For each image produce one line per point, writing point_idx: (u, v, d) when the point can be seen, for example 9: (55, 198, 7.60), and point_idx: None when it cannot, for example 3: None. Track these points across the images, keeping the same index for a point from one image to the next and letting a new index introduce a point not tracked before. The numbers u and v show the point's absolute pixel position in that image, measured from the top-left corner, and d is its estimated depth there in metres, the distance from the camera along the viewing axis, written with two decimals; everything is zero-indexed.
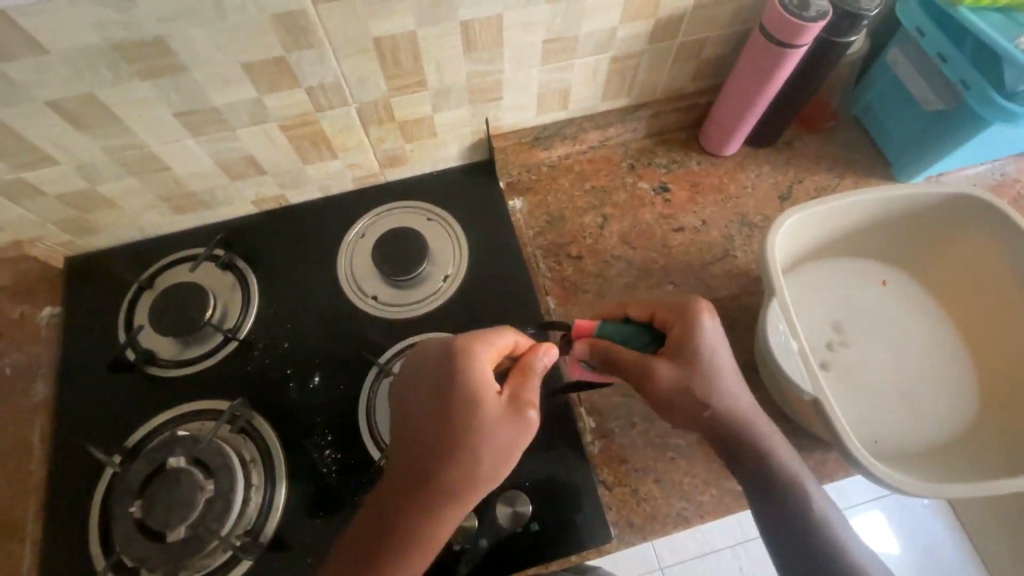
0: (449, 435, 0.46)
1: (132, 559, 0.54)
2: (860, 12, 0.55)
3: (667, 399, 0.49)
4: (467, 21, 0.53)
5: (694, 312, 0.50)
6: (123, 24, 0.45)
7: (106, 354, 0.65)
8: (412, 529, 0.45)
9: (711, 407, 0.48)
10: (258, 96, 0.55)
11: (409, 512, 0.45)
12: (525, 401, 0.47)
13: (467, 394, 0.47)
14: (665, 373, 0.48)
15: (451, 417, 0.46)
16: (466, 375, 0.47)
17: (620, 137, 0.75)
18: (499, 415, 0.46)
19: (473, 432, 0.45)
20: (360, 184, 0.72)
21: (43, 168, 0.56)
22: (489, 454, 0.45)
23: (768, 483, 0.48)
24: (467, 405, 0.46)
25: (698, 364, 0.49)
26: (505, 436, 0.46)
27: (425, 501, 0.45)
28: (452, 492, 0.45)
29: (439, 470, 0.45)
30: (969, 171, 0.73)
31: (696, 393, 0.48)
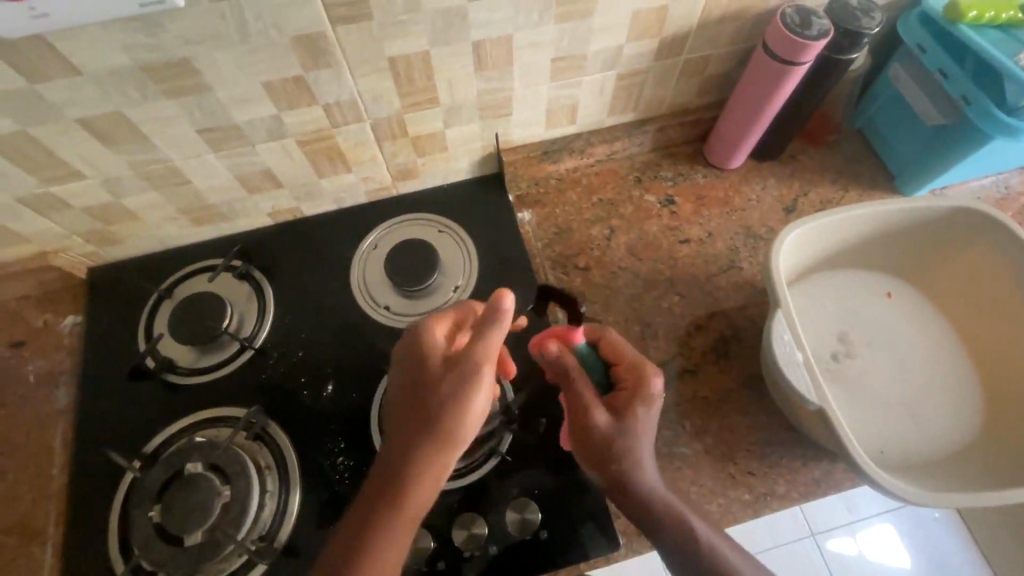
0: (412, 398, 0.49)
1: (150, 564, 0.55)
2: (860, 31, 0.56)
3: (593, 445, 0.50)
4: (479, 41, 0.55)
5: (649, 371, 0.52)
6: (152, 46, 0.47)
7: (126, 362, 0.67)
8: (381, 497, 0.46)
9: (621, 467, 0.49)
10: (277, 113, 0.57)
11: (381, 484, 0.47)
12: (477, 352, 0.48)
13: (418, 356, 0.50)
14: (602, 421, 0.50)
15: (412, 379, 0.50)
16: (418, 342, 0.51)
17: (627, 150, 0.76)
18: (444, 370, 0.49)
19: (427, 388, 0.48)
20: (373, 196, 0.74)
21: (71, 182, 0.58)
22: (438, 410, 0.47)
23: (653, 524, 0.49)
24: (424, 367, 0.49)
25: (633, 421, 0.50)
26: (453, 386, 0.48)
27: (399, 461, 0.47)
28: (419, 447, 0.47)
29: (407, 422, 0.48)
30: (973, 184, 0.74)
31: (610, 446, 0.49)
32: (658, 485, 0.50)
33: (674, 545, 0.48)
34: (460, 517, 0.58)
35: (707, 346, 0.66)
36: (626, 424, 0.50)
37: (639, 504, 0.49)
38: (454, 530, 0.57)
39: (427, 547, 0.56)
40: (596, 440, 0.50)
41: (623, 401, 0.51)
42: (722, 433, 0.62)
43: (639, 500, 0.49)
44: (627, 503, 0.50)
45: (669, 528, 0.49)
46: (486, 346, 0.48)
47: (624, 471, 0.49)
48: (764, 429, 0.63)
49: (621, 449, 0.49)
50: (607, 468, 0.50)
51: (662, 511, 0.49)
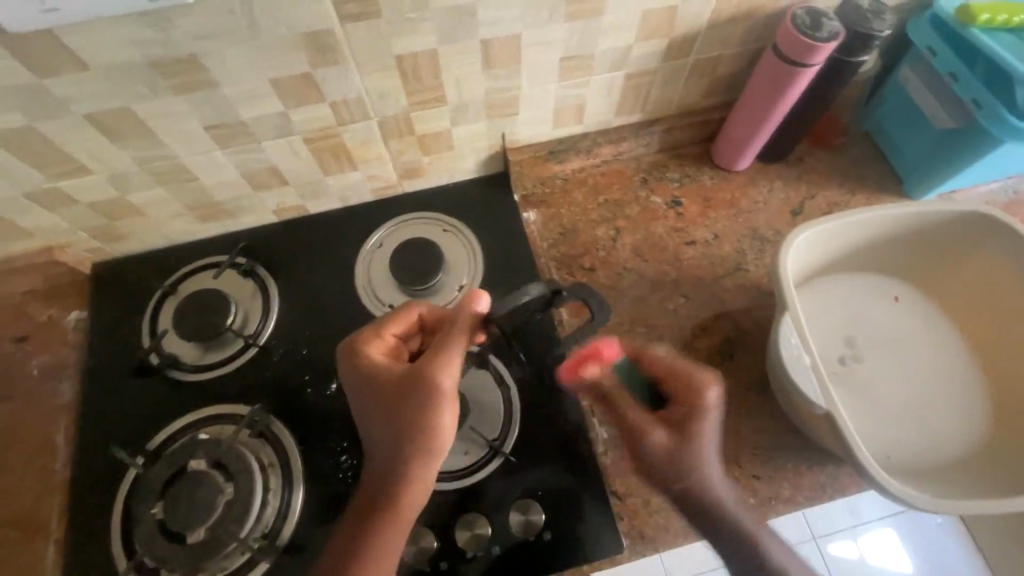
0: (380, 413, 0.50)
1: (153, 560, 0.55)
2: (871, 33, 0.56)
3: (654, 463, 0.52)
4: (487, 40, 0.55)
5: (700, 382, 0.53)
6: (160, 42, 0.47)
7: (130, 358, 0.67)
8: (373, 508, 0.48)
9: (688, 483, 0.51)
10: (285, 110, 0.57)
11: (371, 496, 0.49)
12: (434, 361, 0.50)
13: (376, 376, 0.51)
14: (659, 438, 0.52)
15: (374, 394, 0.51)
16: (371, 359, 0.52)
17: (633, 151, 0.76)
18: (406, 384, 0.50)
19: (394, 404, 0.50)
20: (379, 194, 0.74)
21: (77, 177, 0.58)
22: (411, 421, 0.49)
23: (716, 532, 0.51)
24: (382, 382, 0.51)
25: (691, 435, 0.52)
26: (419, 399, 0.49)
27: (382, 475, 0.49)
28: (400, 456, 0.49)
29: (382, 438, 0.50)
30: (982, 189, 0.73)
31: (676, 462, 0.51)
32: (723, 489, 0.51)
33: (735, 548, 0.50)
34: (463, 517, 0.58)
35: (713, 349, 0.66)
36: (684, 439, 0.52)
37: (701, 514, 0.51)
38: (457, 530, 0.57)
39: (429, 547, 0.56)
40: (658, 458, 0.52)
41: (681, 414, 0.53)
42: (727, 436, 0.62)
43: (704, 512, 0.51)
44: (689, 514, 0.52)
45: (731, 535, 0.50)
46: (444, 355, 0.50)
47: (685, 487, 0.51)
48: (769, 432, 0.62)
49: (681, 469, 0.51)
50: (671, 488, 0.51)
51: (723, 517, 0.50)
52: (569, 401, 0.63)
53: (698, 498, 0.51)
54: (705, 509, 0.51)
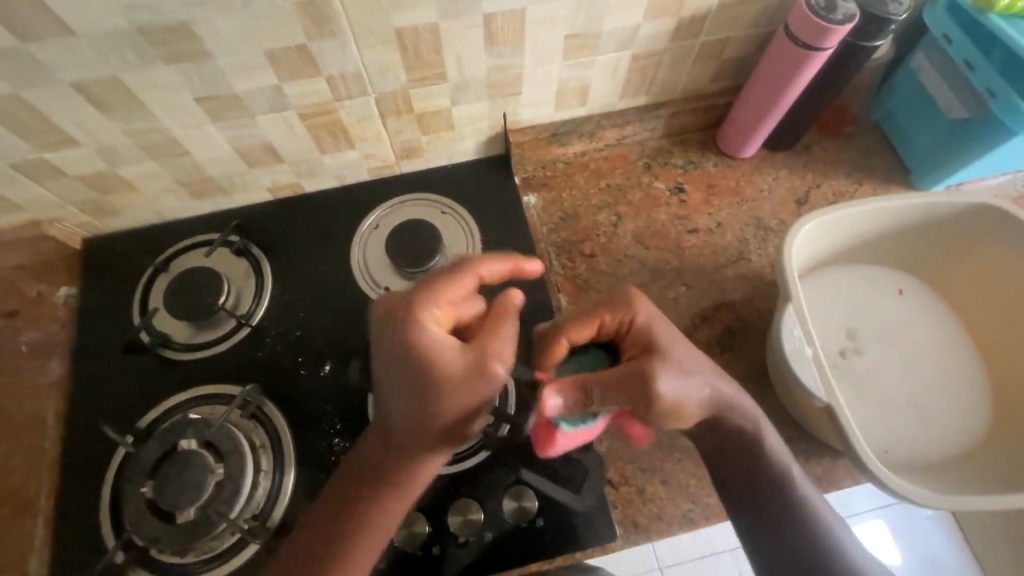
0: (418, 393, 0.45)
1: (142, 539, 0.55)
2: (887, 16, 0.54)
3: (676, 402, 0.46)
4: (490, 14, 0.53)
5: (628, 306, 0.50)
6: (148, 8, 0.45)
7: (120, 336, 0.66)
8: (387, 480, 0.47)
9: (710, 384, 0.49)
10: (279, 84, 0.55)
11: (390, 468, 0.47)
12: (495, 357, 0.46)
13: (435, 358, 0.45)
14: (662, 372, 0.46)
15: (417, 376, 0.45)
16: (426, 333, 0.46)
17: (637, 135, 0.74)
18: (467, 376, 0.45)
19: (443, 395, 0.45)
20: (376, 174, 0.72)
21: (65, 149, 0.56)
22: (452, 416, 0.45)
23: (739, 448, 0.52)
24: (436, 364, 0.45)
25: (663, 342, 0.49)
26: (476, 393, 0.45)
27: (394, 464, 0.47)
28: (429, 444, 0.46)
29: (412, 429, 0.46)
30: (990, 182, 0.72)
31: (692, 382, 0.48)
32: (784, 454, 0.53)
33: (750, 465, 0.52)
34: (455, 502, 0.57)
35: (712, 337, 0.65)
36: (668, 357, 0.47)
37: (760, 471, 0.52)
38: (449, 515, 0.57)
39: (422, 531, 0.56)
40: (674, 396, 0.46)
41: (640, 345, 0.49)
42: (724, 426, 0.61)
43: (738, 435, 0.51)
44: (733, 465, 0.53)
45: (789, 499, 0.51)
46: (505, 353, 0.47)
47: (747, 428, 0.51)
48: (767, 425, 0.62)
49: (738, 409, 0.51)
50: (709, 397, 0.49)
51: (781, 475, 0.51)
52: None
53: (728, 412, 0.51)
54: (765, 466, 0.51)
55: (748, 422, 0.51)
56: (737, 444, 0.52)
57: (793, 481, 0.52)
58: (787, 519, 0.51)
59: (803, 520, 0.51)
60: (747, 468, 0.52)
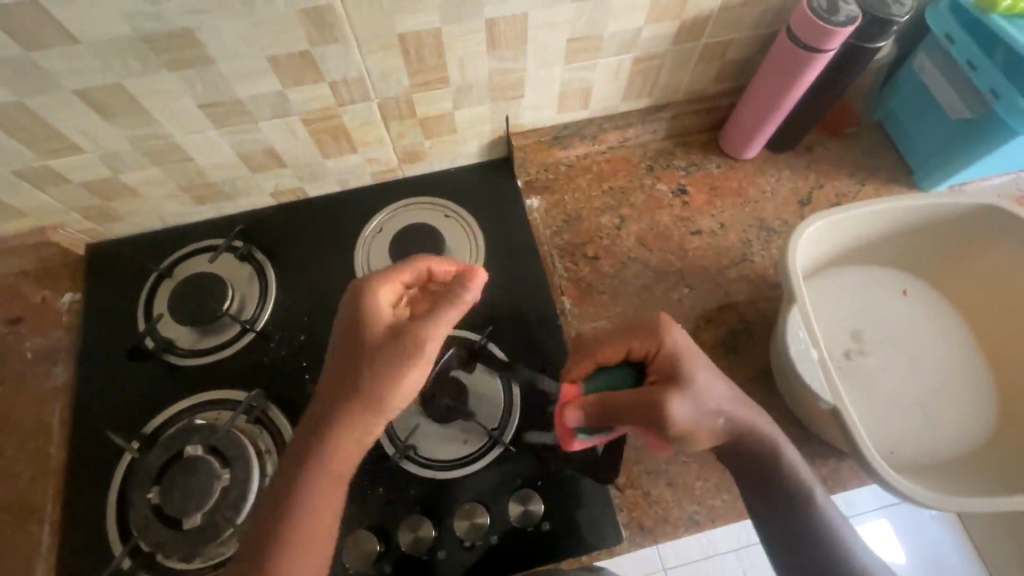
0: (345, 363, 0.45)
1: (148, 545, 0.55)
2: (890, 18, 0.54)
3: (683, 429, 0.47)
4: (493, 18, 0.53)
5: (657, 328, 0.50)
6: (152, 15, 0.45)
7: (125, 341, 0.66)
8: (312, 454, 0.45)
9: (724, 415, 0.48)
10: (282, 89, 0.55)
11: (315, 441, 0.45)
12: (422, 333, 0.45)
13: (361, 328, 0.45)
14: (674, 401, 0.46)
15: (348, 347, 0.46)
16: (365, 307, 0.46)
17: (639, 138, 0.74)
18: (388, 346, 0.45)
19: (365, 362, 0.44)
20: (379, 178, 0.72)
21: (69, 156, 0.56)
22: (372, 383, 0.44)
23: (752, 460, 0.51)
24: (364, 334, 0.45)
25: (688, 368, 0.48)
26: (398, 364, 0.44)
27: (319, 439, 0.45)
28: (347, 414, 0.45)
29: (336, 395, 0.45)
30: (993, 182, 0.72)
31: (706, 411, 0.48)
32: (800, 463, 0.52)
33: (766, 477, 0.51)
34: (462, 507, 0.57)
35: (716, 340, 0.65)
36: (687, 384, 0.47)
37: (777, 482, 0.51)
38: (455, 519, 0.57)
39: (427, 536, 0.56)
40: (682, 424, 0.47)
41: (664, 371, 0.49)
42: None
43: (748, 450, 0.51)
44: (751, 476, 0.52)
45: (806, 508, 0.50)
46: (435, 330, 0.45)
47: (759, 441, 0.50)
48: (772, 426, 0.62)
49: (752, 426, 0.50)
50: (721, 424, 0.48)
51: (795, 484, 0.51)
52: None
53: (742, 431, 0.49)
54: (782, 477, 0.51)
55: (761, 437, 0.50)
56: (753, 457, 0.51)
57: (811, 489, 0.51)
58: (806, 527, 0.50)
59: (825, 528, 0.50)
60: (764, 477, 0.51)
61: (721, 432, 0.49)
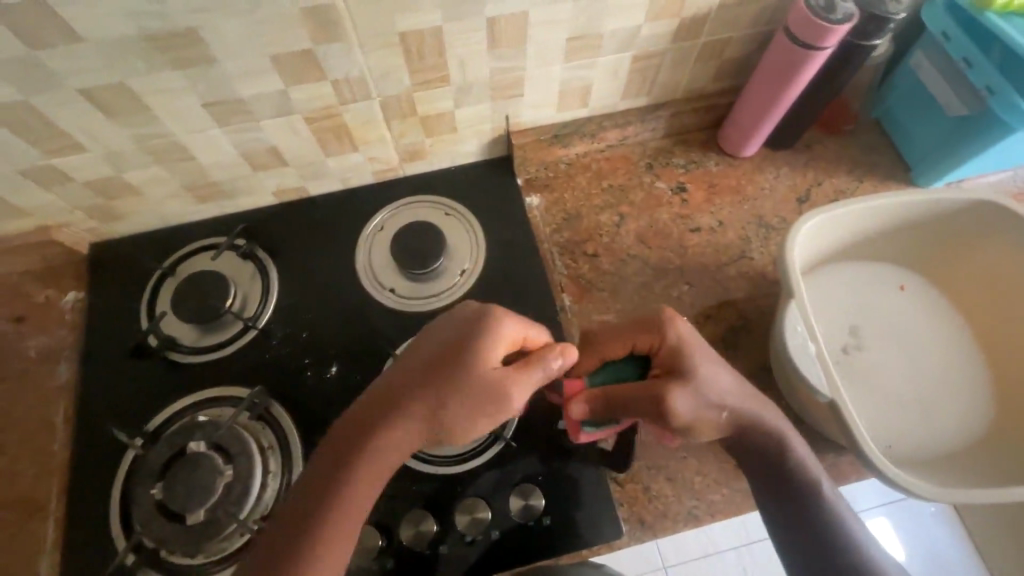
0: (435, 388, 0.47)
1: (152, 541, 0.55)
2: (887, 15, 0.55)
3: (688, 421, 0.48)
4: (493, 17, 0.54)
5: (662, 324, 0.52)
6: (156, 14, 0.45)
7: (128, 339, 0.67)
8: (358, 457, 0.45)
9: (729, 409, 0.49)
10: (284, 88, 0.55)
11: (365, 448, 0.46)
12: (520, 383, 0.48)
13: (473, 360, 0.48)
14: (678, 395, 0.48)
15: (446, 372, 0.47)
16: (481, 341, 0.48)
17: (639, 136, 0.75)
18: (488, 390, 0.47)
19: (456, 396, 0.47)
20: (380, 177, 0.73)
21: (73, 155, 0.57)
22: (452, 418, 0.47)
23: (762, 450, 0.51)
24: (467, 366, 0.47)
25: (693, 361, 0.50)
26: (487, 410, 0.47)
27: (369, 441, 0.46)
28: (412, 434, 0.47)
29: (411, 411, 0.47)
30: (990, 178, 0.73)
31: (711, 404, 0.49)
32: (810, 458, 0.52)
33: (777, 468, 0.51)
34: (463, 501, 0.58)
35: (715, 336, 0.66)
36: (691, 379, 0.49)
37: (787, 473, 0.51)
38: (456, 513, 0.57)
39: (429, 530, 0.57)
40: (686, 417, 0.48)
41: (669, 365, 0.50)
42: None
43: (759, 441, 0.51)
44: (761, 469, 0.52)
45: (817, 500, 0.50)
46: (526, 390, 0.48)
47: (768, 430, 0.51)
48: None
49: (763, 420, 0.50)
50: (727, 417, 0.49)
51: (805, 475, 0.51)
52: None
53: (750, 421, 0.50)
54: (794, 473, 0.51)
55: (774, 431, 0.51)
56: (763, 449, 0.51)
57: (821, 483, 0.51)
58: (818, 521, 0.50)
59: (837, 521, 0.50)
60: (775, 467, 0.51)
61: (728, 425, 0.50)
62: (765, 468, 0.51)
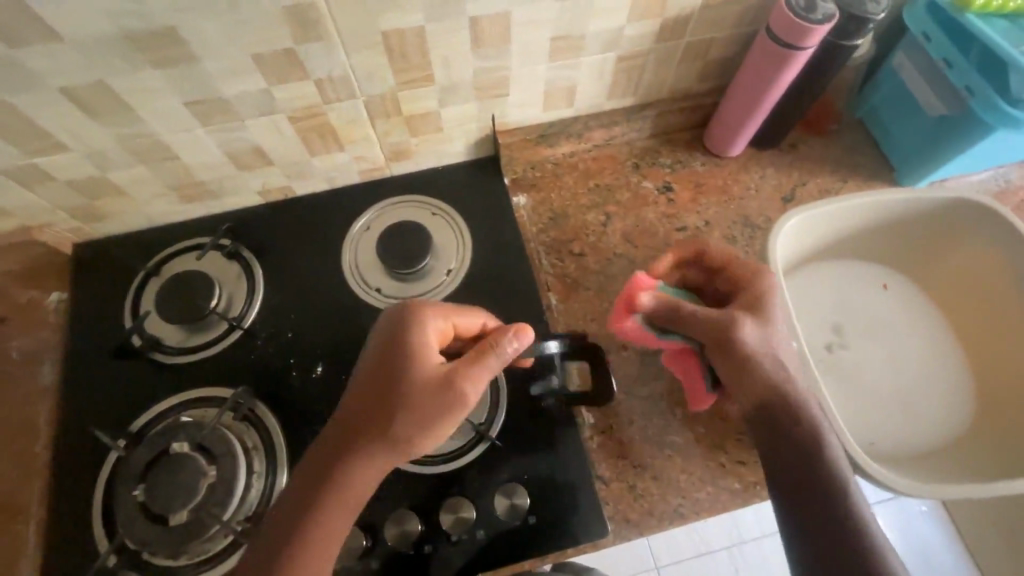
0: (381, 397, 0.48)
1: (134, 542, 0.55)
2: (866, 16, 0.55)
3: (749, 353, 0.51)
4: (476, 17, 0.54)
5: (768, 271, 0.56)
6: (136, 13, 0.45)
7: (112, 340, 0.66)
8: (328, 477, 0.46)
9: (782, 368, 0.51)
10: (267, 87, 0.55)
11: (335, 468, 0.46)
12: (467, 372, 0.48)
13: (410, 362, 0.48)
14: (750, 325, 0.51)
15: (389, 378, 0.48)
16: (413, 341, 0.49)
17: (625, 136, 0.75)
18: (434, 387, 0.47)
19: (405, 400, 0.47)
20: (366, 177, 0.73)
21: (54, 155, 0.56)
22: (409, 419, 0.47)
23: (784, 415, 0.51)
24: (408, 368, 0.48)
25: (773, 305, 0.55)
26: (441, 405, 0.47)
27: (335, 460, 0.47)
28: (375, 447, 0.47)
29: (366, 424, 0.47)
30: (973, 178, 0.73)
31: (771, 351, 0.51)
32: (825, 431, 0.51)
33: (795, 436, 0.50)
34: (448, 501, 0.58)
35: None
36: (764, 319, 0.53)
37: (800, 442, 0.50)
38: (441, 513, 0.57)
39: (413, 531, 0.56)
40: (751, 347, 0.51)
41: (750, 300, 0.55)
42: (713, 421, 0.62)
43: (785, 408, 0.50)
44: (776, 435, 0.50)
45: (828, 473, 0.48)
46: (477, 375, 0.48)
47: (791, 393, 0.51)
48: None
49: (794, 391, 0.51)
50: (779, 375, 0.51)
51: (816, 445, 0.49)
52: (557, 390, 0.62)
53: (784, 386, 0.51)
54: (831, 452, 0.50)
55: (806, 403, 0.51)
56: (785, 415, 0.50)
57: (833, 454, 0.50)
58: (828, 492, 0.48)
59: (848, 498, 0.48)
60: (792, 433, 0.50)
61: (768, 387, 0.51)
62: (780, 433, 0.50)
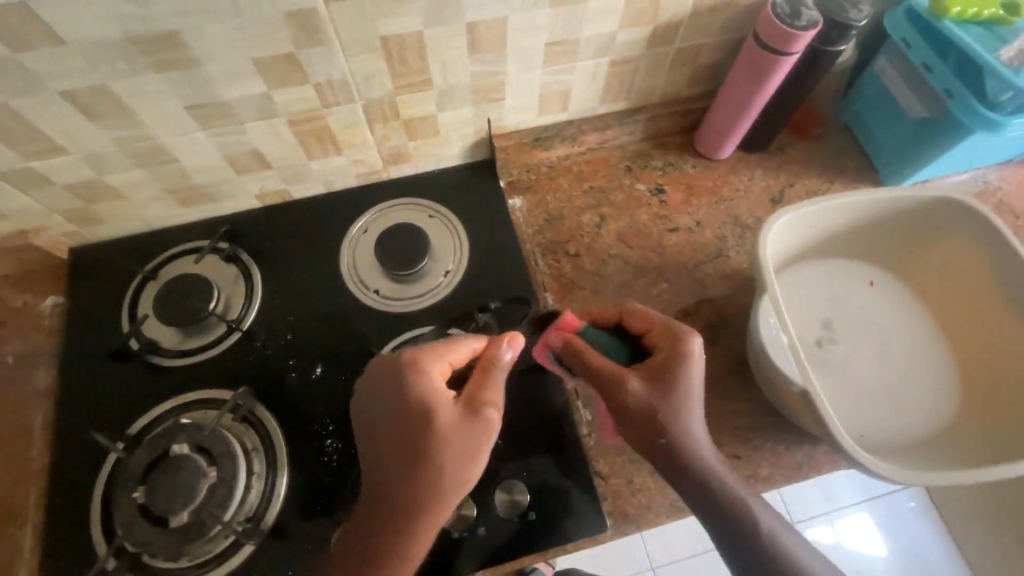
0: (410, 453, 0.48)
1: (134, 544, 0.55)
2: (849, 23, 0.57)
3: (630, 413, 0.50)
4: (473, 23, 0.55)
5: (681, 335, 0.51)
6: (140, 18, 0.46)
7: (109, 343, 0.66)
8: (389, 540, 0.48)
9: (671, 431, 0.49)
10: (267, 91, 0.56)
11: (394, 531, 0.48)
12: (487, 401, 0.50)
13: (429, 416, 0.49)
14: (632, 384, 0.50)
15: (413, 436, 0.49)
16: (422, 394, 0.49)
17: (617, 139, 0.77)
18: (464, 427, 0.48)
19: (443, 449, 0.48)
20: (363, 180, 0.73)
21: (52, 158, 0.57)
22: (453, 459, 0.48)
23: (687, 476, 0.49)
24: (432, 421, 0.48)
25: (685, 371, 0.50)
26: (477, 440, 0.48)
27: (391, 520, 0.48)
28: (424, 496, 0.48)
29: (404, 483, 0.48)
30: (953, 179, 0.76)
31: (662, 415, 0.49)
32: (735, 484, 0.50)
33: (704, 494, 0.49)
34: None
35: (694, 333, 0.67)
36: (660, 389, 0.49)
37: (709, 501, 0.49)
38: None
39: None
40: (632, 406, 0.49)
41: (658, 365, 0.51)
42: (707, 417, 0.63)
43: (686, 470, 0.49)
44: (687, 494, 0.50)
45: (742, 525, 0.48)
46: (493, 395, 0.51)
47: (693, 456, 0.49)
48: (750, 414, 0.64)
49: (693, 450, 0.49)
50: (662, 441, 0.49)
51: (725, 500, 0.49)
52: (553, 388, 0.63)
53: (685, 450, 0.49)
54: (731, 508, 0.48)
55: (701, 459, 0.49)
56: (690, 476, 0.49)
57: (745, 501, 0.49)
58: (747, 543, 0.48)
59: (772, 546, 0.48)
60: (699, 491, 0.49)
61: (660, 447, 0.49)
62: (686, 490, 0.49)
